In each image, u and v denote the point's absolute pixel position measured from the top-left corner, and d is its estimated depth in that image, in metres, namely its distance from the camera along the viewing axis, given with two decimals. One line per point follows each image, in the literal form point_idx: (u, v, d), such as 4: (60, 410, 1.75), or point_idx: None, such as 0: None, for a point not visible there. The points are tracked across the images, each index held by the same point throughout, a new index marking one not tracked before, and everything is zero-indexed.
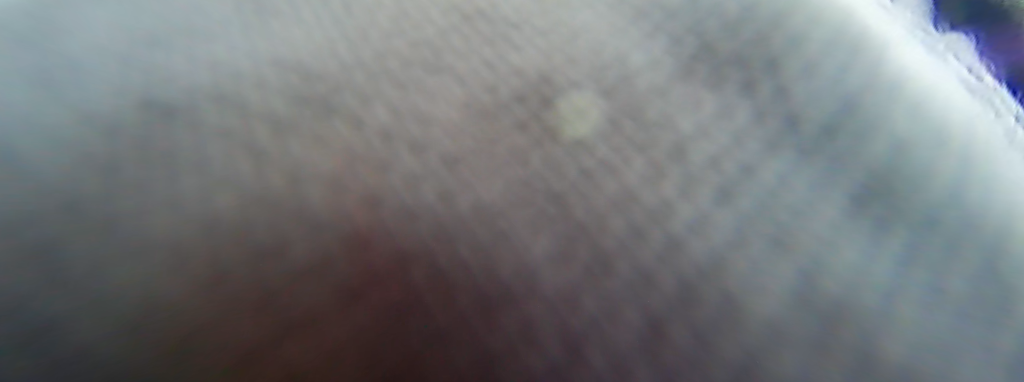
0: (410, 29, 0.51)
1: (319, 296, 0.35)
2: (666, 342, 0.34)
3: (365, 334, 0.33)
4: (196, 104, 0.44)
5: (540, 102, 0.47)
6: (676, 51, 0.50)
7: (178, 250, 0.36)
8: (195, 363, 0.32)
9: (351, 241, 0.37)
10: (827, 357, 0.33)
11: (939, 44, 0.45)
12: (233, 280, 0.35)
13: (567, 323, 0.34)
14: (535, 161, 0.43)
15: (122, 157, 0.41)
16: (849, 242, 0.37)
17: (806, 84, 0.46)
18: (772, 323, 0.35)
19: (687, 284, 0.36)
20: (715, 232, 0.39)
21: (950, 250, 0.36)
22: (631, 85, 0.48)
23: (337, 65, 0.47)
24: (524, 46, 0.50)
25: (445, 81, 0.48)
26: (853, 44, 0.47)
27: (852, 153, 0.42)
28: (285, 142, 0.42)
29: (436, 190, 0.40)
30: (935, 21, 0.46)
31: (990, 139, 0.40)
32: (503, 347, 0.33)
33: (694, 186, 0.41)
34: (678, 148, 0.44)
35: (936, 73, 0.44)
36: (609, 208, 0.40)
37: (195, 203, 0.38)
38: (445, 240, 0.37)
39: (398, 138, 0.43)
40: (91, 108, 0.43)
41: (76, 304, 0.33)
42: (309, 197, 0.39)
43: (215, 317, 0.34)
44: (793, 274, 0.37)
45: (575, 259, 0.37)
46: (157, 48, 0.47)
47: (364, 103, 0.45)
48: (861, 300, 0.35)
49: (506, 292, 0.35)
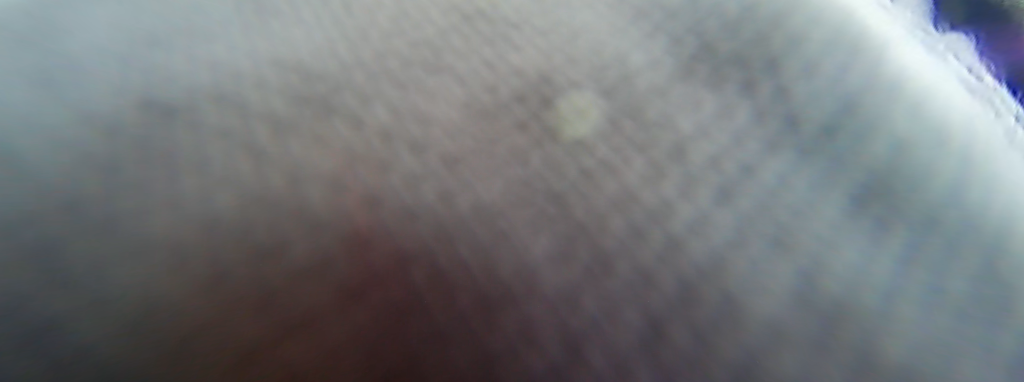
0: (410, 29, 0.51)
1: (319, 296, 0.35)
2: (666, 341, 0.34)
3: (365, 334, 0.33)
4: (196, 104, 0.44)
5: (541, 102, 0.47)
6: (676, 51, 0.50)
7: (178, 250, 0.36)
8: (195, 363, 0.32)
9: (351, 242, 0.37)
10: (827, 356, 0.33)
11: (939, 44, 0.45)
12: (233, 280, 0.35)
13: (566, 323, 0.34)
14: (535, 161, 0.43)
15: (122, 157, 0.41)
16: (848, 242, 0.38)
17: (806, 83, 0.46)
18: (772, 323, 0.35)
19: (687, 284, 0.36)
20: (715, 232, 0.39)
21: (950, 250, 0.36)
22: (631, 85, 0.48)
23: (338, 65, 0.47)
24: (524, 45, 0.50)
25: (445, 80, 0.48)
26: (853, 44, 0.47)
27: (852, 153, 0.42)
28: (286, 142, 0.42)
29: (436, 190, 0.40)
30: (935, 20, 0.46)
31: (990, 139, 0.40)
32: (503, 347, 0.33)
33: (693, 186, 0.41)
34: (678, 148, 0.44)
35: (936, 73, 0.44)
36: (609, 208, 0.40)
37: (196, 203, 0.38)
38: (445, 240, 0.37)
39: (398, 138, 0.43)
40: (91, 108, 0.43)
41: (77, 304, 0.33)
42: (309, 197, 0.39)
43: (215, 317, 0.34)
44: (792, 274, 0.37)
45: (575, 259, 0.37)
46: (157, 47, 0.47)
47: (364, 103, 0.45)
48: (861, 300, 0.35)
49: (506, 292, 0.35)
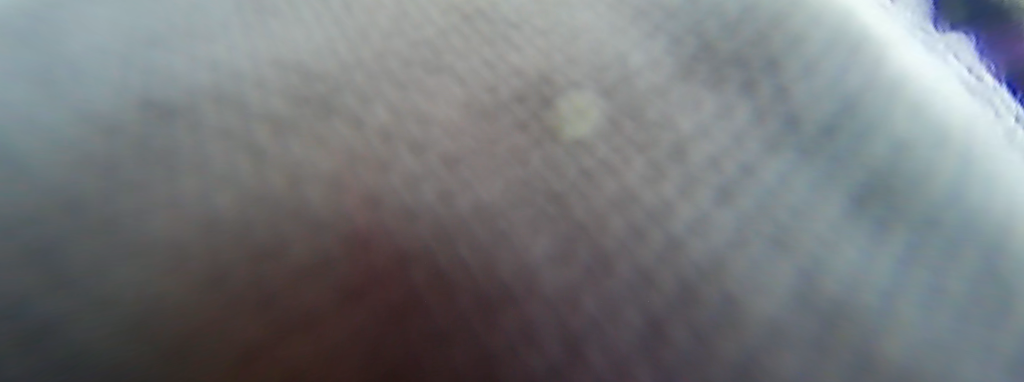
0: (410, 29, 0.51)
1: (320, 296, 0.35)
2: (667, 342, 0.34)
3: (365, 334, 0.33)
4: (195, 104, 0.44)
5: (541, 102, 0.47)
6: (676, 51, 0.50)
7: (178, 250, 0.36)
8: (195, 364, 0.32)
9: (351, 242, 0.37)
10: (827, 358, 0.33)
11: (939, 44, 0.46)
12: (233, 279, 0.35)
13: (567, 322, 0.34)
14: (535, 162, 0.43)
15: (123, 157, 0.41)
16: (849, 242, 0.38)
17: (806, 83, 0.45)
18: (772, 323, 0.35)
19: (687, 284, 0.36)
20: (715, 232, 0.39)
21: (950, 249, 0.36)
22: (631, 85, 0.48)
23: (338, 65, 0.47)
24: (524, 45, 0.50)
25: (446, 80, 0.48)
26: (853, 44, 0.47)
27: (853, 153, 0.42)
28: (286, 143, 0.42)
29: (435, 190, 0.40)
30: (935, 20, 0.47)
31: (989, 140, 0.40)
32: (503, 348, 0.33)
33: (693, 186, 0.41)
34: (678, 148, 0.44)
35: (938, 72, 0.44)
36: (609, 208, 0.40)
37: (195, 203, 0.38)
38: (445, 239, 0.37)
39: (398, 138, 0.43)
40: (91, 108, 0.43)
41: (77, 304, 0.33)
42: (309, 198, 0.39)
43: (215, 317, 0.34)
44: (792, 274, 0.37)
45: (575, 258, 0.37)
46: (157, 48, 0.47)
47: (364, 103, 0.45)
48: (860, 301, 0.35)
49: (506, 292, 0.35)
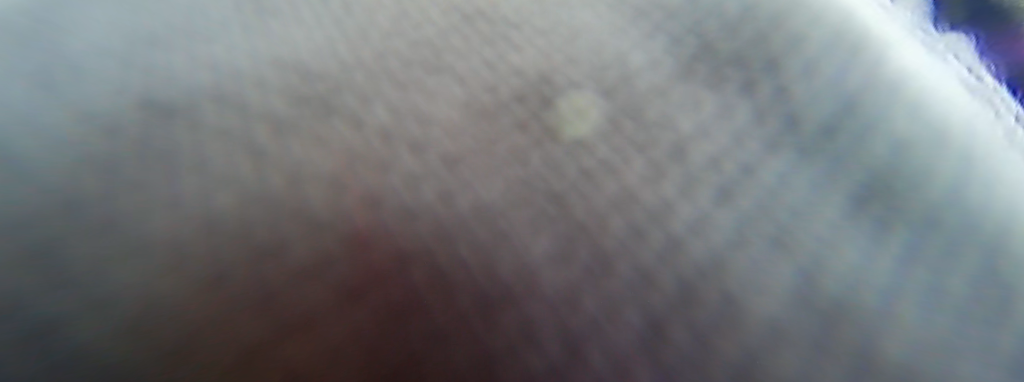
0: (410, 29, 0.51)
1: (319, 296, 0.35)
2: (667, 342, 0.34)
3: (364, 335, 0.34)
4: (196, 104, 0.44)
5: (541, 101, 0.47)
6: (676, 52, 0.50)
7: (177, 249, 0.36)
8: (196, 364, 0.32)
9: (350, 242, 0.37)
10: (826, 357, 0.33)
11: (939, 44, 0.46)
12: (232, 279, 0.35)
13: (567, 322, 0.34)
14: (535, 162, 0.43)
15: (122, 157, 0.41)
16: (849, 243, 0.38)
17: (806, 83, 0.45)
18: (772, 323, 0.35)
19: (687, 284, 0.36)
20: (715, 232, 0.39)
21: (950, 249, 0.36)
22: (631, 84, 0.48)
23: (338, 65, 0.47)
24: (524, 45, 0.50)
25: (446, 80, 0.48)
26: (853, 44, 0.46)
27: (853, 153, 0.41)
28: (285, 143, 0.42)
29: (435, 190, 0.40)
30: (935, 20, 0.47)
31: (990, 140, 0.40)
32: (502, 347, 0.33)
33: (693, 186, 0.41)
34: (679, 148, 0.44)
35: (939, 72, 0.44)
36: (609, 208, 0.40)
37: (195, 203, 0.38)
38: (445, 239, 0.37)
39: (398, 138, 0.43)
40: (91, 108, 0.43)
41: (78, 305, 0.33)
42: (309, 198, 0.39)
43: (215, 316, 0.34)
44: (792, 274, 0.37)
45: (575, 258, 0.37)
46: (158, 48, 0.47)
47: (364, 103, 0.45)
48: (860, 300, 0.35)
49: (506, 292, 0.35)
